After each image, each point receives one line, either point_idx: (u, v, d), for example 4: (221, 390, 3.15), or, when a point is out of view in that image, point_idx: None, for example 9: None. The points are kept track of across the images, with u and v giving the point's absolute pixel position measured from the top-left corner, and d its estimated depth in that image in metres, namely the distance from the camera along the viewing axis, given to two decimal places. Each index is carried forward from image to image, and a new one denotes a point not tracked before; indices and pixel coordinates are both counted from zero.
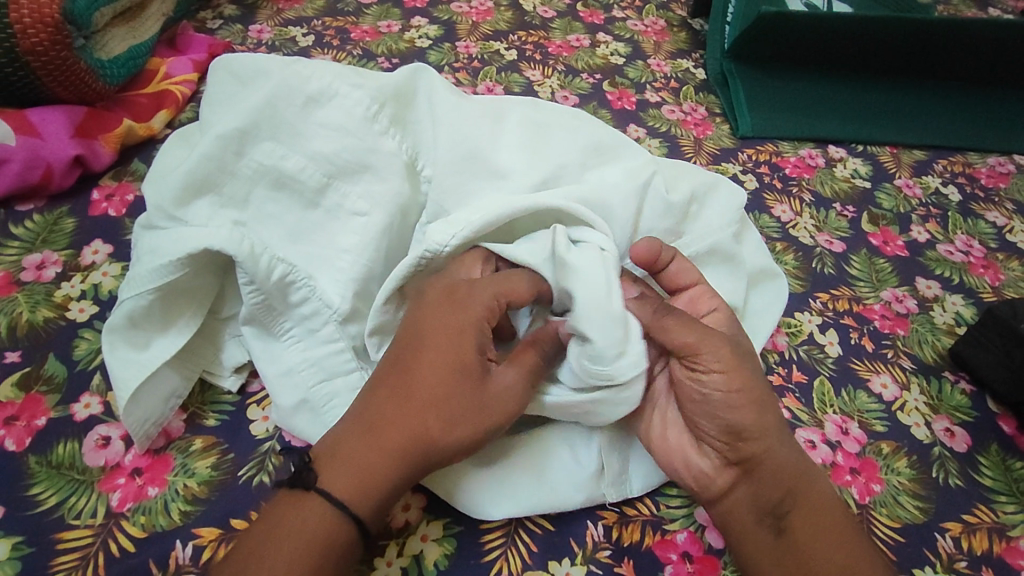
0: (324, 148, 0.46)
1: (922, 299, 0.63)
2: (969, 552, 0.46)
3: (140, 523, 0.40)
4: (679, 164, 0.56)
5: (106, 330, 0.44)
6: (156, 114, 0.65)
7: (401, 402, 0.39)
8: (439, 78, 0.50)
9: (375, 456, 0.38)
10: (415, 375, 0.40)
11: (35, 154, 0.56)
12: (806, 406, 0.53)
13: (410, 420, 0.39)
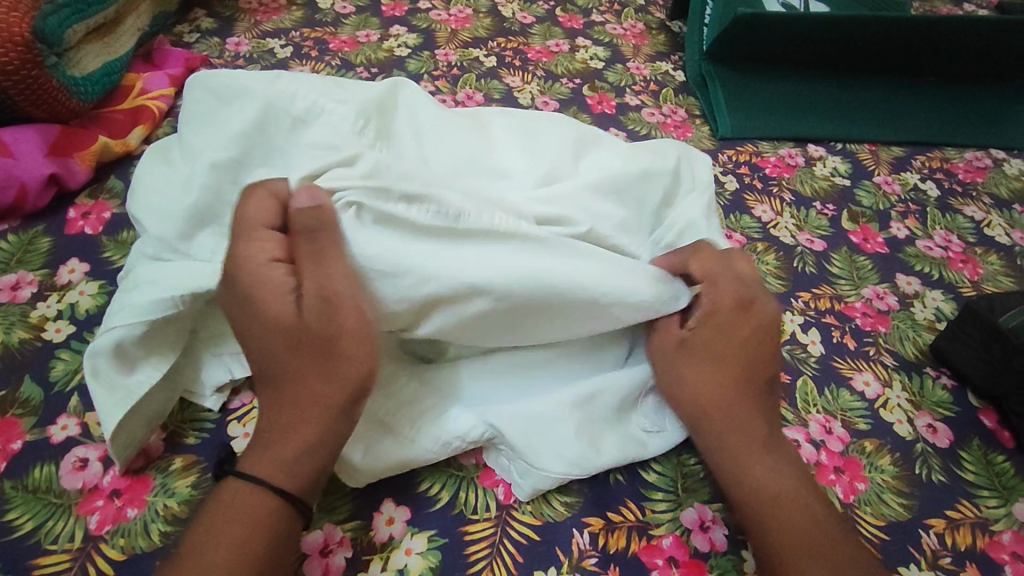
0: (317, 166, 0.45)
1: (902, 295, 0.64)
2: (953, 547, 0.46)
3: (119, 545, 0.40)
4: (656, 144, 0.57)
5: (91, 354, 0.43)
6: (132, 130, 0.65)
7: (274, 388, 0.40)
8: (418, 93, 0.53)
9: (275, 433, 0.39)
10: (264, 354, 0.40)
11: (7, 174, 0.55)
12: (790, 406, 0.53)
13: (292, 391, 0.40)
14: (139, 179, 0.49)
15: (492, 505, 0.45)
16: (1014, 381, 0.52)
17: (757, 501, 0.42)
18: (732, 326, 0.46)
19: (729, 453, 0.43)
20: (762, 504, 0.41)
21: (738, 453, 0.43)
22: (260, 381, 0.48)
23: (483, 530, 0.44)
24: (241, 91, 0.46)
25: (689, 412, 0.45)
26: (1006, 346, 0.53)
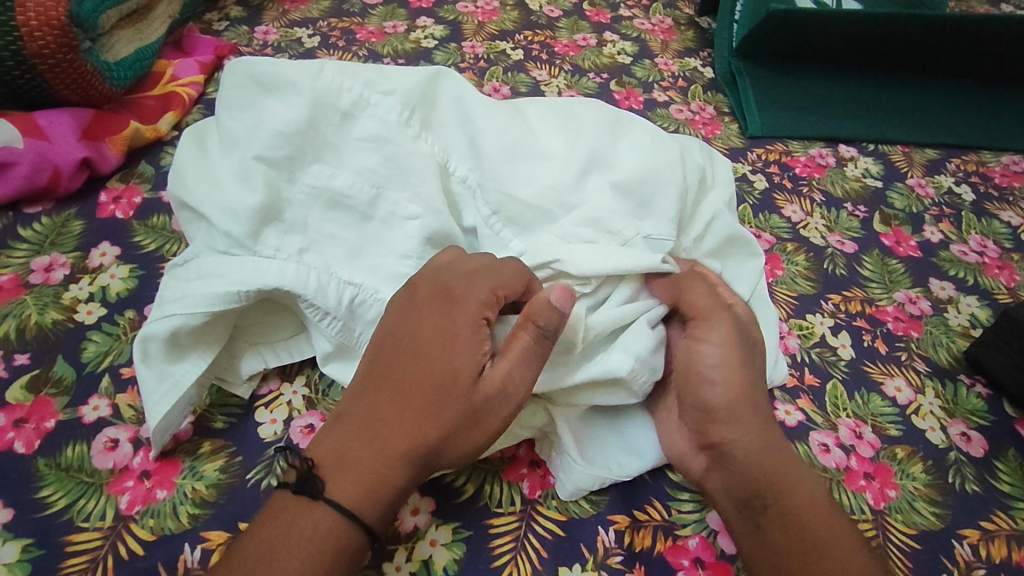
0: (368, 162, 0.48)
1: (935, 300, 0.62)
2: (987, 559, 0.45)
3: (149, 526, 0.40)
4: (684, 142, 0.59)
5: (142, 338, 0.43)
6: (163, 117, 0.65)
7: (402, 411, 0.39)
8: (460, 83, 0.53)
9: (378, 467, 0.38)
10: (419, 385, 0.40)
11: (43, 156, 0.56)
12: (819, 408, 0.52)
13: (411, 432, 0.39)
14: (177, 166, 0.49)
15: (518, 499, 0.45)
16: None
17: (787, 534, 0.39)
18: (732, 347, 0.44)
19: (751, 482, 0.41)
20: (794, 541, 0.39)
21: (760, 480, 0.41)
22: (288, 368, 0.49)
23: (508, 524, 0.43)
24: (291, 83, 0.48)
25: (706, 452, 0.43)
26: None
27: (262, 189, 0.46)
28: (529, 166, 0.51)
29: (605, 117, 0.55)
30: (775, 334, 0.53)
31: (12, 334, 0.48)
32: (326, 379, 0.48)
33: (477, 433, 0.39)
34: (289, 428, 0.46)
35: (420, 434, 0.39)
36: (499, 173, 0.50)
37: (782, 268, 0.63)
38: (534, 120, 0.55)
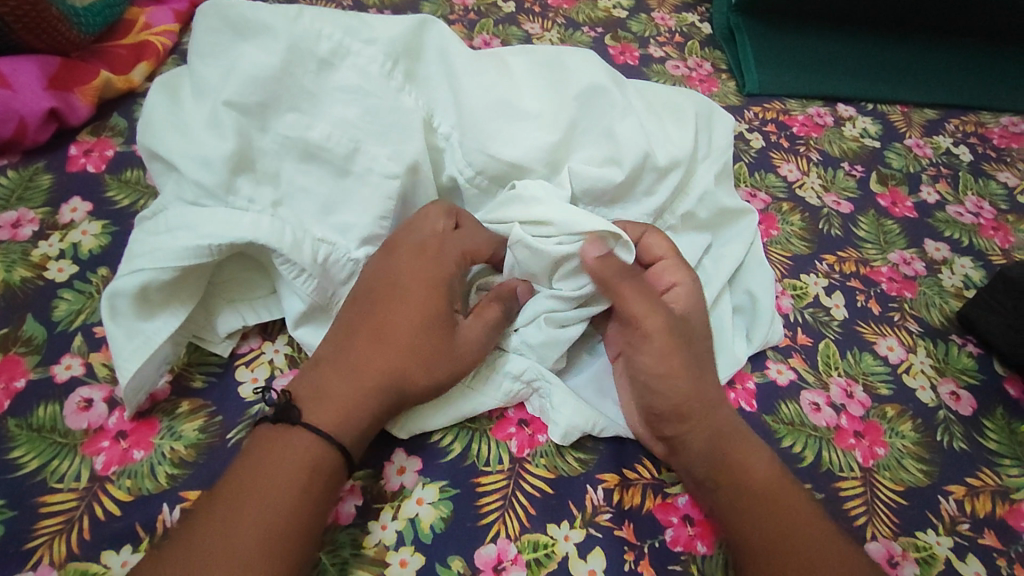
0: (346, 114, 0.46)
1: (930, 261, 0.62)
2: (971, 514, 0.45)
3: (127, 485, 0.39)
4: (677, 94, 0.57)
5: (109, 294, 0.41)
6: (135, 67, 0.62)
7: (377, 346, 0.41)
8: (444, 30, 0.50)
9: (349, 396, 0.39)
10: (389, 322, 0.41)
11: (6, 106, 0.53)
12: (812, 368, 0.52)
13: (386, 361, 0.40)
14: (146, 112, 0.46)
15: (506, 458, 0.44)
16: None
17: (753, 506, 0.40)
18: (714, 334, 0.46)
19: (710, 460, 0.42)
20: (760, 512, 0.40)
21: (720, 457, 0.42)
22: (269, 326, 0.47)
23: (495, 483, 0.43)
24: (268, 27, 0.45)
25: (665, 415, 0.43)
26: None
27: (233, 135, 0.43)
28: (515, 123, 0.49)
29: (597, 68, 0.52)
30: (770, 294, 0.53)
31: None
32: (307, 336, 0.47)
33: (449, 366, 0.42)
34: (272, 386, 0.44)
35: (398, 372, 0.40)
36: (486, 123, 0.48)
37: (777, 227, 0.62)
38: (526, 70, 0.52)
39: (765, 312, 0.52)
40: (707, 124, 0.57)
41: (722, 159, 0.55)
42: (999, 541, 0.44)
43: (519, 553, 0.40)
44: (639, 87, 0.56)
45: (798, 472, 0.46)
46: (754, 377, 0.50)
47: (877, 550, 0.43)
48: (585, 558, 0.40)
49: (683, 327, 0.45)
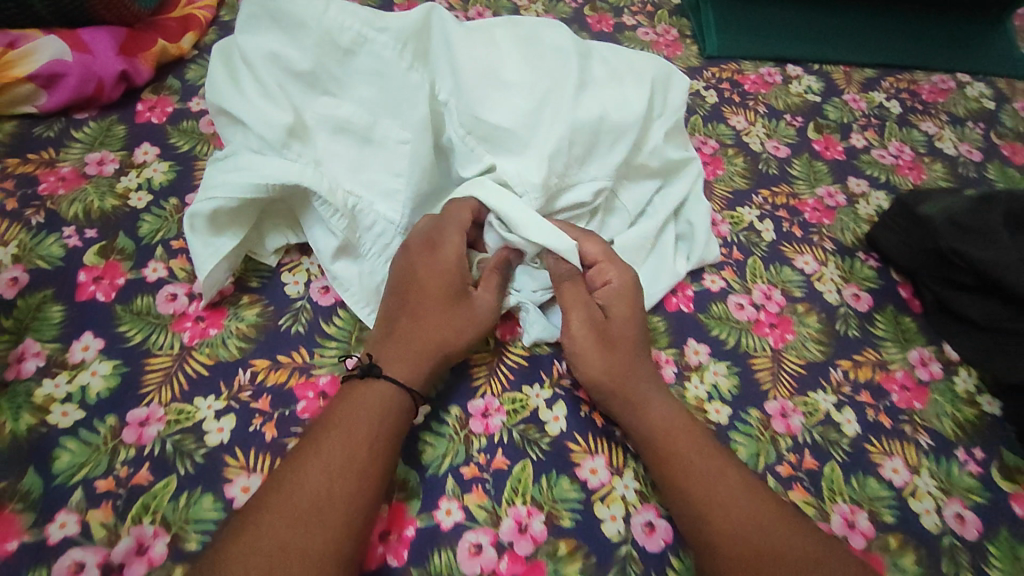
0: (366, 77, 0.58)
1: (850, 195, 0.73)
2: (853, 379, 0.57)
3: (207, 353, 0.52)
4: (639, 59, 0.66)
5: (189, 215, 0.53)
6: (185, 36, 0.73)
7: (420, 317, 0.51)
8: (440, 12, 0.60)
9: (414, 354, 0.49)
10: (422, 301, 0.51)
11: (88, 69, 0.65)
12: (739, 277, 0.63)
13: (430, 327, 0.51)
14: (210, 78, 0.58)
15: (492, 341, 0.57)
16: (927, 258, 0.62)
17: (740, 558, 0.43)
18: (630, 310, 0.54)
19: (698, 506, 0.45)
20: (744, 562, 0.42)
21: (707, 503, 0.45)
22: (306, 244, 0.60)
23: (483, 357, 0.55)
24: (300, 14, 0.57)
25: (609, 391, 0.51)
26: (923, 230, 0.62)
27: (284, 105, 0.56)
28: (498, 92, 0.60)
29: (567, 44, 0.63)
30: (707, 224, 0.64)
31: (81, 215, 0.57)
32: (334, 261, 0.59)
33: (473, 325, 0.52)
34: (309, 287, 0.57)
35: (438, 333, 0.51)
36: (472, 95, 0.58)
37: (722, 168, 0.73)
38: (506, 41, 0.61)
39: (704, 237, 0.63)
40: (665, 85, 0.66)
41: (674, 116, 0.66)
42: (871, 398, 0.56)
43: (501, 404, 0.53)
44: (605, 55, 0.66)
45: (717, 355, 0.57)
46: (692, 285, 0.62)
47: (774, 406, 0.54)
48: (551, 408, 0.53)
49: (606, 327, 0.53)
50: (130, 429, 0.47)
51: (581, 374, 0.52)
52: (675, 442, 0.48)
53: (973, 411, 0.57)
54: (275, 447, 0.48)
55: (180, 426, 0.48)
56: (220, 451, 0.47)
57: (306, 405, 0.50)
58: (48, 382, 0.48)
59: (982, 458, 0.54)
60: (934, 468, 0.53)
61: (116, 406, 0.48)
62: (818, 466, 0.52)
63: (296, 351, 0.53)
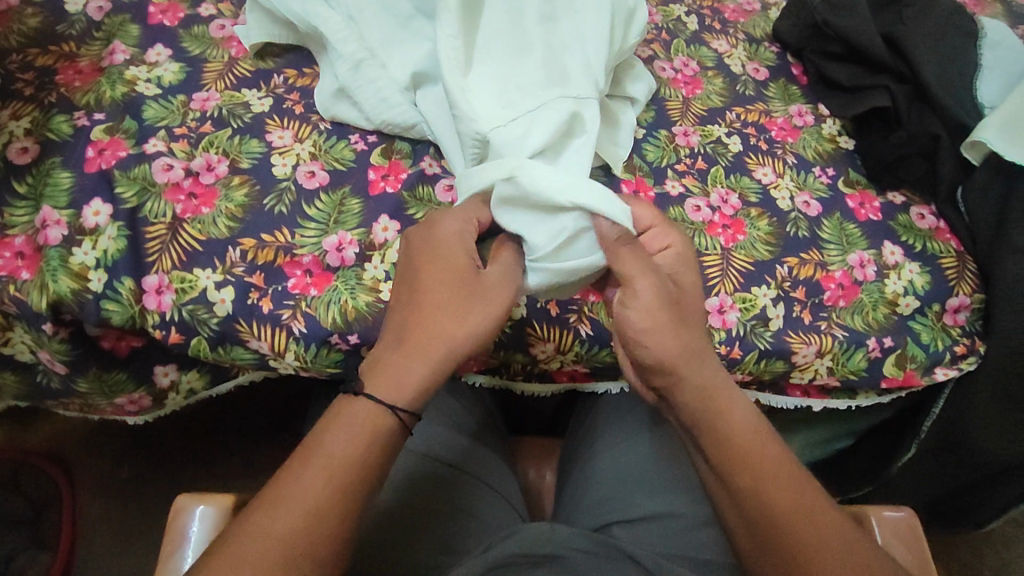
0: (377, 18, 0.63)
1: (819, 115, 0.75)
2: (795, 276, 0.63)
3: (197, 228, 0.57)
4: None
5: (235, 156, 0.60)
6: None
7: (417, 335, 0.46)
8: None
9: (372, 421, 0.43)
10: (425, 325, 0.46)
11: None
12: (700, 183, 0.67)
13: (416, 364, 0.45)
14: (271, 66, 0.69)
15: None
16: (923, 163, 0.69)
17: None
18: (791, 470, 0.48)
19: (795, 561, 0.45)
20: None
21: (806, 560, 0.44)
22: (300, 132, 0.63)
23: None
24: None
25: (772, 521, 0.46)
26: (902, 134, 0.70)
27: None
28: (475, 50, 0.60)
29: None
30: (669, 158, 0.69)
31: (94, 102, 0.62)
32: (324, 150, 0.62)
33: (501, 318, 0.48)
34: (296, 171, 0.61)
35: (452, 329, 0.46)
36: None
37: (700, 87, 0.75)
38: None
39: (651, 165, 0.67)
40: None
41: (636, 36, 0.64)
42: (804, 294, 0.63)
43: None
44: None
45: None
46: (653, 188, 0.66)
47: (715, 302, 0.61)
48: None
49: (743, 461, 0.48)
50: (151, 297, 0.55)
51: (648, 358, 0.49)
52: (753, 448, 0.48)
53: (888, 310, 0.64)
54: (272, 318, 0.56)
55: (187, 295, 0.55)
56: (229, 320, 0.55)
57: (295, 281, 0.56)
58: (76, 249, 0.55)
59: (888, 346, 0.63)
60: (840, 355, 0.62)
61: (132, 270, 0.55)
62: (742, 355, 0.61)
63: (278, 232, 0.58)
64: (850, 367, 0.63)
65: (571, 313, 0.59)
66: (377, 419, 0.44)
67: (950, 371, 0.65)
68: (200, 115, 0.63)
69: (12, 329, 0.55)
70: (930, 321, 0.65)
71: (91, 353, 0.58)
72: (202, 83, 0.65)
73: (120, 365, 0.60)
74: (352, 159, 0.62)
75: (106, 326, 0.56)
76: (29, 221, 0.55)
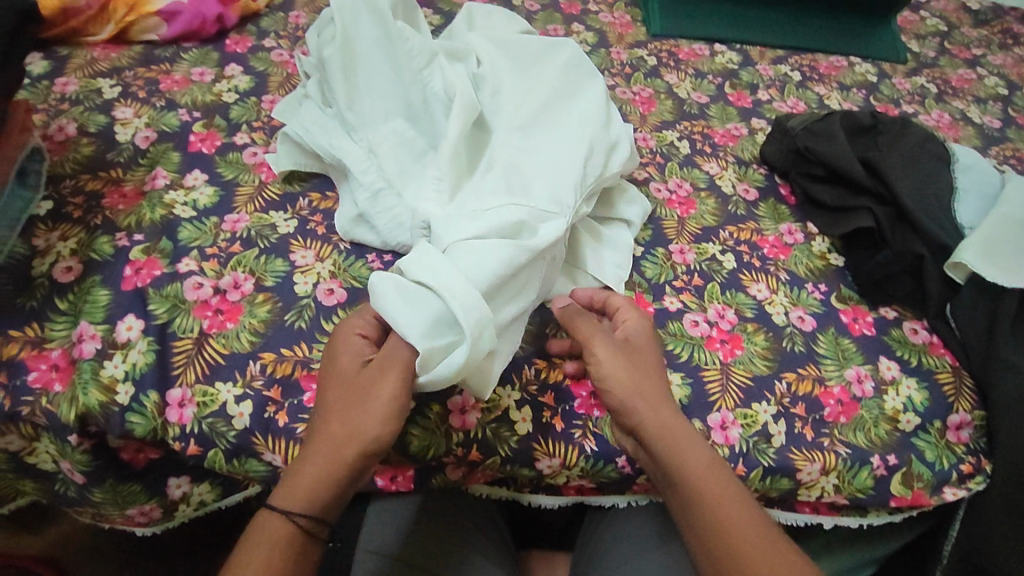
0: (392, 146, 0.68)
1: (808, 232, 0.80)
2: (794, 391, 0.65)
3: (221, 342, 0.60)
4: (568, 103, 0.73)
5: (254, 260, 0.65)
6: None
7: (313, 442, 0.51)
8: (404, 105, 0.71)
9: (300, 508, 0.49)
10: (320, 432, 0.51)
11: (197, 11, 0.89)
12: (697, 298, 0.71)
13: (314, 466, 0.50)
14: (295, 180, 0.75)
15: None
16: (910, 280, 0.73)
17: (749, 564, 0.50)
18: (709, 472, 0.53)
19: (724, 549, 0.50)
20: None
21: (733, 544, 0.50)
22: (321, 253, 0.68)
23: None
24: (353, 6, 0.73)
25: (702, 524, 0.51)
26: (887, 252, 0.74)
27: None
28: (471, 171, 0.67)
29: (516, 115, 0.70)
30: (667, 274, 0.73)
31: (134, 223, 0.68)
32: (344, 268, 0.67)
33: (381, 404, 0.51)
34: (317, 289, 0.65)
35: (338, 428, 0.51)
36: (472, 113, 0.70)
37: (694, 207, 0.80)
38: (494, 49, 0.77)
39: (650, 282, 0.71)
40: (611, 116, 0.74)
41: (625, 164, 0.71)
42: (804, 410, 0.64)
43: (476, 403, 0.61)
44: (545, 97, 0.72)
45: (673, 366, 0.65)
46: (652, 303, 0.69)
47: (717, 417, 0.63)
48: (520, 409, 0.61)
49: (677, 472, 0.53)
50: (172, 410, 0.58)
51: (612, 400, 0.56)
52: (721, 506, 0.51)
53: (890, 426, 0.65)
54: (287, 432, 0.58)
55: (208, 408, 0.58)
56: (246, 434, 0.58)
57: (311, 395, 0.59)
58: (107, 363, 0.58)
59: (893, 464, 0.64)
60: (844, 471, 0.63)
61: (157, 383, 0.58)
62: (747, 472, 0.61)
63: (298, 346, 0.61)
64: (856, 486, 0.63)
65: (575, 428, 0.61)
66: (283, 518, 0.48)
67: (958, 491, 0.65)
68: (230, 235, 0.68)
69: (38, 439, 0.57)
70: (933, 439, 0.66)
71: (109, 465, 0.60)
72: (233, 205, 0.71)
73: (135, 477, 0.61)
74: (368, 277, 0.67)
75: (127, 438, 0.58)
76: (66, 335, 0.59)
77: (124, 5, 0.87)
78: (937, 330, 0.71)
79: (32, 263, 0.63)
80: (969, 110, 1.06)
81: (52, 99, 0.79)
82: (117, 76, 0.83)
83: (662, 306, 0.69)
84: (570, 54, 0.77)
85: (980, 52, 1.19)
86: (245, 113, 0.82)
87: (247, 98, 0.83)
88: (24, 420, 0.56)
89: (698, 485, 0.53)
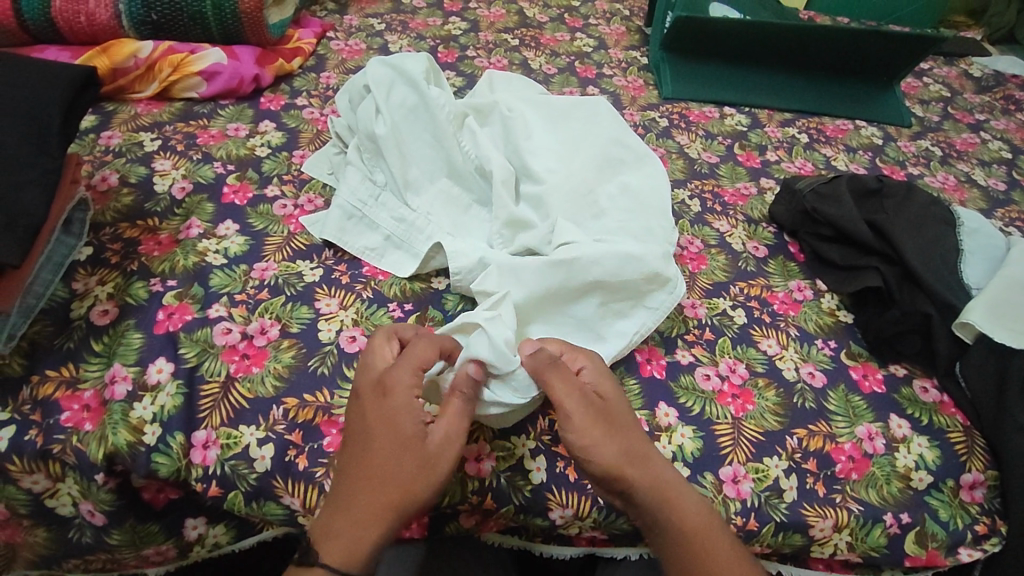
0: (438, 208, 0.77)
1: (817, 289, 0.82)
2: (806, 447, 0.66)
3: (246, 386, 0.62)
4: (596, 159, 0.79)
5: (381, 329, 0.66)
6: (295, 59, 1.03)
7: (376, 512, 0.52)
8: (446, 167, 0.79)
9: (359, 556, 0.52)
10: (382, 498, 0.52)
11: (236, 71, 0.95)
12: (708, 352, 0.72)
13: (367, 531, 0.52)
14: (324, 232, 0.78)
15: None
16: (921, 339, 0.73)
17: None
18: (679, 496, 0.56)
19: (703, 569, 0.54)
20: None
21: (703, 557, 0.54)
22: (345, 302, 0.71)
23: None
24: (390, 79, 0.82)
25: (679, 544, 0.55)
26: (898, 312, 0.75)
27: None
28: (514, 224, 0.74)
29: (551, 172, 0.77)
30: (680, 325, 0.74)
31: (167, 269, 0.71)
32: (368, 316, 0.70)
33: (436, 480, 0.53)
34: (340, 336, 0.68)
35: (385, 489, 0.52)
36: (510, 174, 0.77)
37: (705, 263, 0.82)
38: (529, 107, 0.84)
39: (662, 335, 0.73)
40: (636, 168, 0.80)
41: (653, 217, 0.75)
42: (816, 466, 0.65)
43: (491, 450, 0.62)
44: (577, 157, 0.79)
45: (686, 419, 0.66)
46: (664, 356, 0.71)
47: (728, 471, 0.63)
48: (534, 458, 0.62)
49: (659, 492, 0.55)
50: (196, 451, 0.59)
51: (597, 468, 0.54)
52: (707, 538, 0.55)
53: (903, 484, 0.65)
54: (306, 475, 0.59)
55: (230, 451, 0.59)
56: (267, 477, 0.59)
57: (330, 439, 0.61)
58: (136, 405, 0.60)
59: (906, 522, 0.64)
60: (856, 529, 0.63)
61: (183, 425, 0.60)
62: (759, 527, 0.62)
63: (319, 391, 0.63)
64: (869, 544, 0.63)
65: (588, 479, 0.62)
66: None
67: (975, 552, 0.64)
68: (258, 283, 0.71)
69: (64, 478, 0.59)
70: (947, 498, 0.65)
71: (131, 505, 0.61)
72: (263, 254, 0.74)
73: (154, 518, 0.62)
74: (388, 324, 0.70)
75: (151, 478, 0.59)
76: (99, 377, 0.62)
77: (168, 65, 0.93)
78: (950, 390, 0.71)
79: (71, 306, 0.66)
80: (974, 172, 1.09)
81: (97, 151, 0.83)
82: (158, 130, 0.88)
83: (674, 359, 0.71)
84: (598, 118, 0.84)
85: (983, 117, 1.23)
86: (276, 167, 0.86)
87: (279, 153, 0.88)
88: (54, 458, 0.58)
89: (682, 512, 0.55)
